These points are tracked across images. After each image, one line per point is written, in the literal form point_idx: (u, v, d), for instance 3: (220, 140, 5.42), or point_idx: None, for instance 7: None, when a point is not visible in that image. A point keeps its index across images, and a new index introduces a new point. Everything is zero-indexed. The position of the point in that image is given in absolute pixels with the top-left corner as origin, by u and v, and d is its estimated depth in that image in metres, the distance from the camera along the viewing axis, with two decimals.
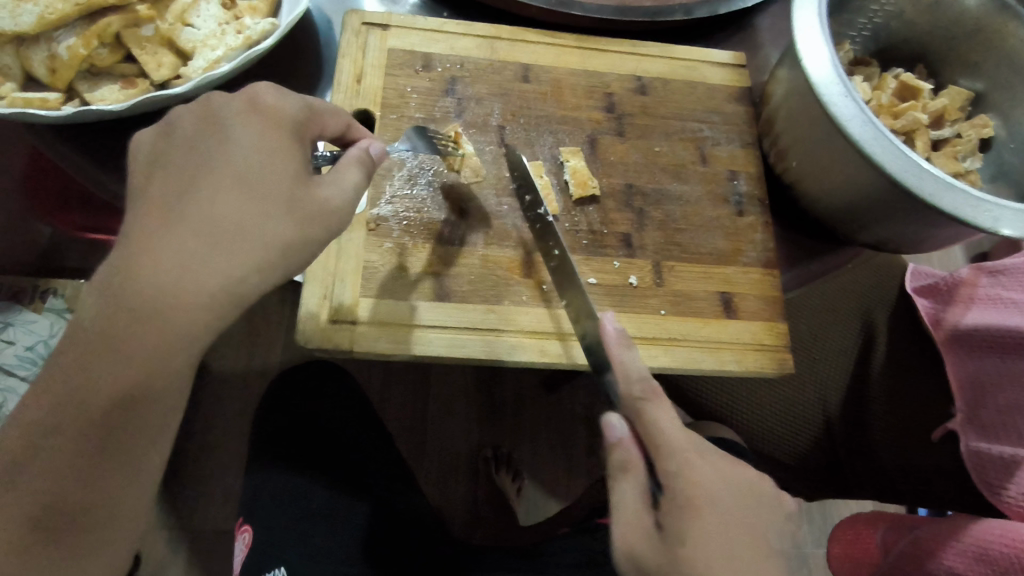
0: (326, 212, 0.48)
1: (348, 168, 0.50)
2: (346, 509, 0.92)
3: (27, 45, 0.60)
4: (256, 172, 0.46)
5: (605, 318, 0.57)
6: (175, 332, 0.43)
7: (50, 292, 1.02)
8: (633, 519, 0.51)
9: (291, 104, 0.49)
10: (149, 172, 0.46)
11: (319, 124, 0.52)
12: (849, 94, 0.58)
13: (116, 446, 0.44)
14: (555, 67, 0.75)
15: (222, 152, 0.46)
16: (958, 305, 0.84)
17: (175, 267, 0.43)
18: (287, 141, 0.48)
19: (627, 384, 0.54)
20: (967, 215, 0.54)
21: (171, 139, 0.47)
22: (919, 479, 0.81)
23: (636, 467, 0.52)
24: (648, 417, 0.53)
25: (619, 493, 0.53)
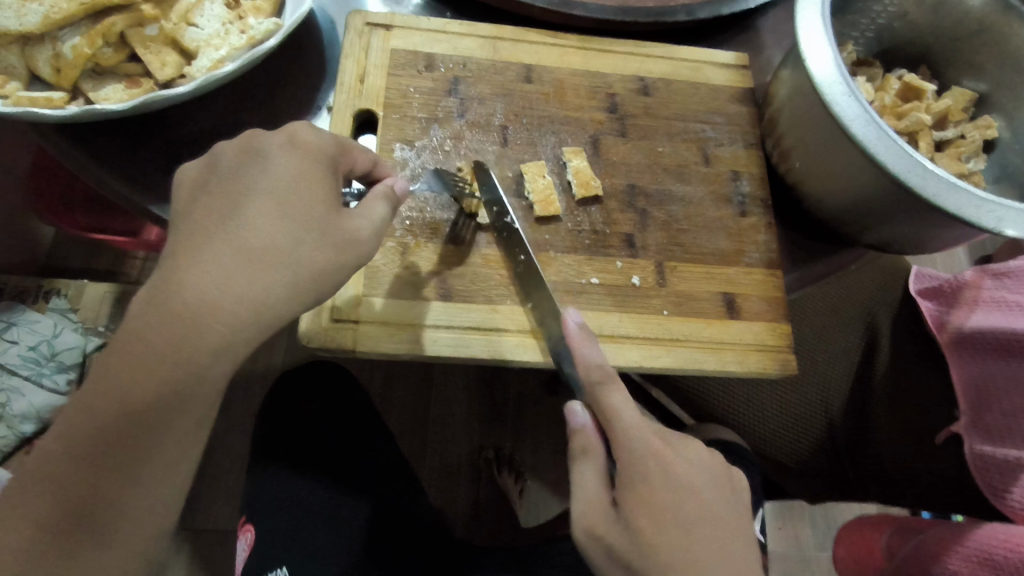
0: (355, 241, 0.49)
1: (373, 204, 0.51)
2: (350, 509, 0.92)
3: (32, 45, 0.60)
4: (293, 202, 0.47)
5: (567, 313, 0.60)
6: (195, 337, 0.44)
7: (53, 293, 1.02)
8: (594, 502, 0.52)
9: (326, 140, 0.51)
10: (194, 195, 0.47)
11: (349, 157, 0.54)
12: (852, 94, 0.58)
13: (131, 450, 0.44)
14: (558, 67, 0.75)
15: (257, 179, 0.47)
16: (962, 307, 0.83)
17: (213, 285, 0.44)
18: (324, 175, 0.49)
19: (585, 371, 0.56)
20: (970, 215, 0.54)
21: (211, 169, 0.48)
22: (923, 484, 0.80)
23: (595, 451, 0.54)
24: (607, 402, 0.54)
25: (579, 475, 0.54)
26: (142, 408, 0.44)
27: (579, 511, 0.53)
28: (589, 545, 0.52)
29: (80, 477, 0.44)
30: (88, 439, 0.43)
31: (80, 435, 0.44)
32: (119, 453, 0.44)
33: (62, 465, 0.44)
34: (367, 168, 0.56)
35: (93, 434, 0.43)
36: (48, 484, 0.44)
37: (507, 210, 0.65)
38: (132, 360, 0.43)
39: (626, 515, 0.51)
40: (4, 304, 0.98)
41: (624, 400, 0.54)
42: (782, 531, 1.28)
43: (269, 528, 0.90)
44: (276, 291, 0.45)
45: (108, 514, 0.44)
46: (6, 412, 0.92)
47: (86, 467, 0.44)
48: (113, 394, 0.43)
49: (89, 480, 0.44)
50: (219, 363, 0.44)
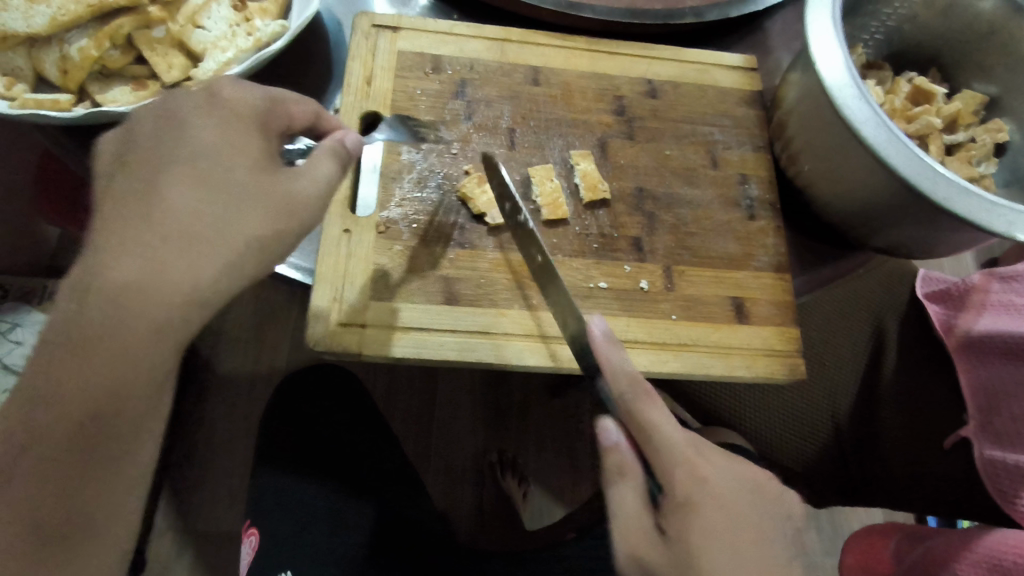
0: (297, 204, 0.48)
1: (321, 161, 0.50)
2: (354, 513, 0.92)
3: (39, 47, 0.60)
4: (213, 166, 0.46)
5: (592, 321, 0.57)
6: (155, 325, 0.44)
7: (59, 294, 1.00)
8: (635, 523, 0.51)
9: (252, 96, 0.49)
10: (115, 178, 0.46)
11: (285, 112, 0.51)
12: (862, 97, 0.57)
13: (111, 442, 0.46)
14: (565, 69, 0.75)
15: (174, 147, 0.46)
16: (970, 311, 0.82)
17: (147, 262, 0.43)
18: (249, 137, 0.48)
19: (616, 384, 0.54)
20: (980, 219, 0.53)
21: (134, 138, 0.47)
22: (931, 489, 0.79)
23: (632, 468, 0.52)
24: (645, 419, 0.53)
25: (617, 498, 0.52)
26: (122, 403, 0.45)
27: (619, 533, 0.51)
28: (630, 568, 0.51)
29: (61, 470, 0.45)
30: (61, 432, 0.44)
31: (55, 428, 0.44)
32: (99, 446, 0.45)
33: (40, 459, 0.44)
34: (309, 120, 0.53)
35: (70, 429, 0.44)
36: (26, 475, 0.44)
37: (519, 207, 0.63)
38: (102, 356, 0.43)
39: (671, 536, 0.51)
40: (9, 305, 0.97)
41: (664, 416, 0.53)
42: None
43: (273, 532, 0.89)
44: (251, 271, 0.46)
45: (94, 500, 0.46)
46: None
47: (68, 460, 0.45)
48: (88, 391, 0.44)
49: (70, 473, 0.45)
50: None
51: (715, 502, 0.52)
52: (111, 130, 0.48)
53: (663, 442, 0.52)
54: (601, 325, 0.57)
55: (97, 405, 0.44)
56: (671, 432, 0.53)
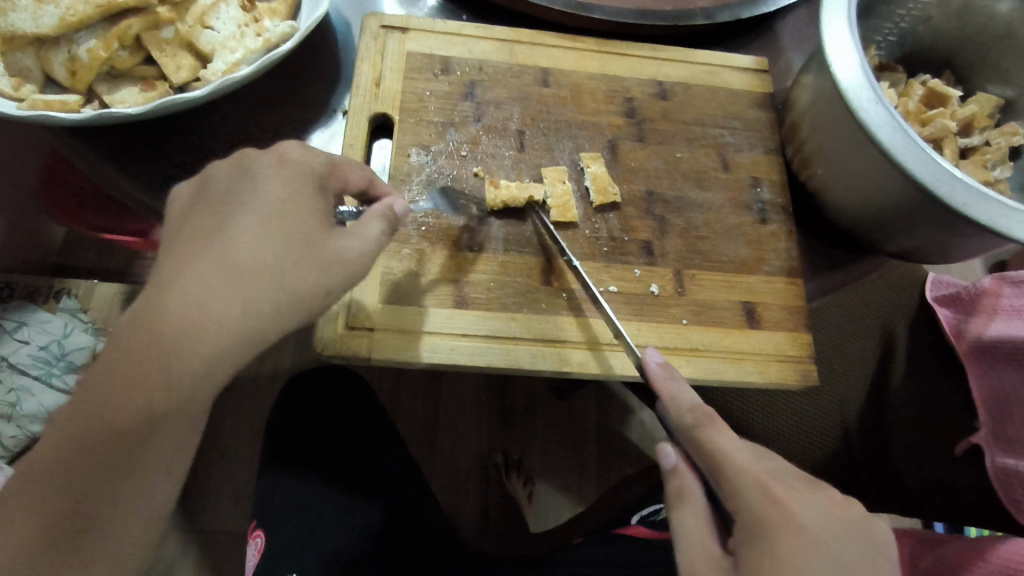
0: (349, 261, 0.48)
1: (370, 222, 0.51)
2: (360, 515, 0.92)
3: (47, 47, 0.59)
4: (276, 221, 0.46)
5: (647, 353, 0.58)
6: (191, 357, 0.42)
7: (64, 293, 1.02)
8: (698, 546, 0.52)
9: (315, 160, 0.50)
10: (176, 225, 0.46)
11: (343, 176, 0.52)
12: (879, 100, 0.57)
13: (124, 460, 0.43)
14: (575, 71, 0.75)
15: (241, 202, 0.46)
16: (981, 316, 0.82)
17: (201, 298, 0.43)
18: (313, 196, 0.48)
19: (677, 414, 0.54)
20: (999, 225, 0.52)
21: (205, 189, 0.47)
22: (944, 499, 0.78)
23: (693, 494, 0.53)
24: (710, 444, 0.51)
25: (680, 524, 0.53)
26: (144, 420, 0.43)
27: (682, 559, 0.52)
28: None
29: (76, 482, 0.43)
30: (79, 445, 0.42)
31: (75, 438, 0.42)
32: (114, 463, 0.43)
33: (57, 472, 0.43)
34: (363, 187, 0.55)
35: (89, 442, 0.42)
36: (40, 486, 0.43)
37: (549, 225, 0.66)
38: (133, 373, 0.42)
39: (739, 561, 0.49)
40: (15, 305, 0.97)
41: (730, 439, 0.51)
42: None
43: (278, 531, 0.89)
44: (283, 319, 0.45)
45: (106, 517, 0.44)
46: (15, 412, 0.93)
47: (83, 475, 0.43)
48: (113, 406, 0.42)
49: (85, 487, 0.43)
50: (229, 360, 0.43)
51: (797, 536, 0.48)
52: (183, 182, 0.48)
53: (727, 465, 0.50)
54: (655, 356, 0.58)
55: (118, 420, 0.42)
56: (741, 458, 0.51)
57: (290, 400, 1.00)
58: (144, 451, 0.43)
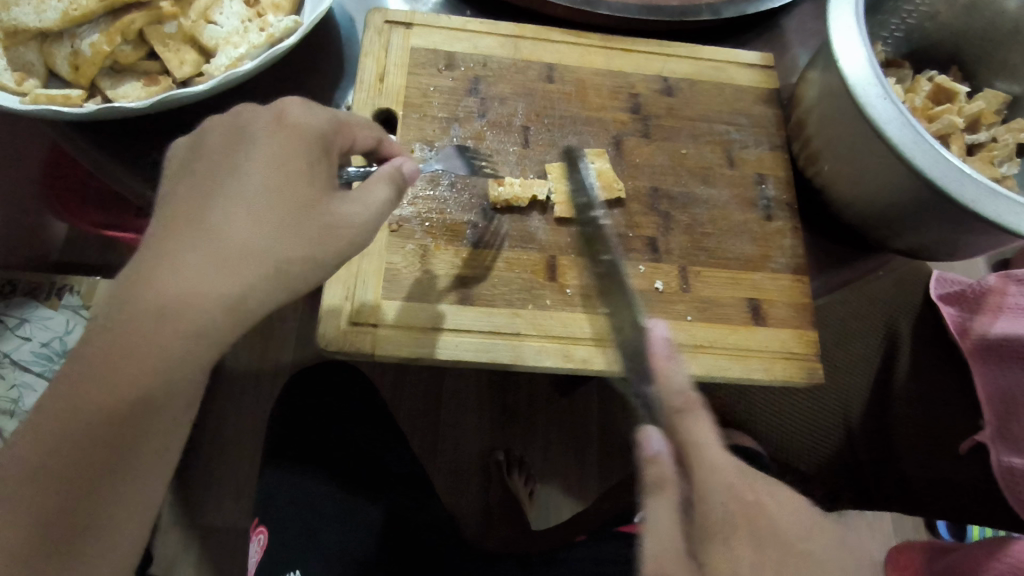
0: (354, 226, 0.48)
1: (376, 185, 0.50)
2: (363, 513, 0.91)
3: (50, 41, 0.59)
4: (279, 182, 0.45)
5: (656, 324, 0.54)
6: (193, 320, 0.41)
7: (67, 290, 1.00)
8: (665, 540, 0.48)
9: (318, 119, 0.49)
10: (171, 184, 0.45)
11: (347, 137, 0.52)
12: (886, 96, 0.56)
13: (121, 449, 0.41)
14: (580, 67, 0.74)
15: (243, 162, 0.46)
16: (985, 314, 0.81)
17: (204, 261, 0.42)
18: (316, 157, 0.48)
19: (667, 396, 0.51)
20: (1007, 222, 0.52)
21: (202, 148, 0.47)
22: (951, 499, 0.78)
23: (672, 486, 0.49)
24: (690, 434, 0.50)
25: (653, 514, 0.49)
26: (143, 404, 0.41)
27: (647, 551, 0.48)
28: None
29: (69, 478, 0.40)
30: (74, 437, 0.40)
31: (67, 430, 0.40)
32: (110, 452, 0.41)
33: (47, 468, 0.40)
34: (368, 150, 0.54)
35: (84, 432, 0.40)
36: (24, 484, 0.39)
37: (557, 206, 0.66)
38: (132, 352, 0.40)
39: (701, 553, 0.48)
40: (18, 301, 0.97)
41: (707, 428, 0.50)
42: None
43: (281, 529, 0.89)
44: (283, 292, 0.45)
45: (100, 514, 0.41)
46: (18, 408, 0.92)
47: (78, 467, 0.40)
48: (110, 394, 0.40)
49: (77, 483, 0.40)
50: None
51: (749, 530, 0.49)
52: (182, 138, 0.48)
53: (705, 463, 0.49)
54: (663, 329, 0.55)
55: (115, 406, 0.40)
56: (714, 454, 0.50)
57: (292, 398, 1.00)
58: (142, 438, 0.41)
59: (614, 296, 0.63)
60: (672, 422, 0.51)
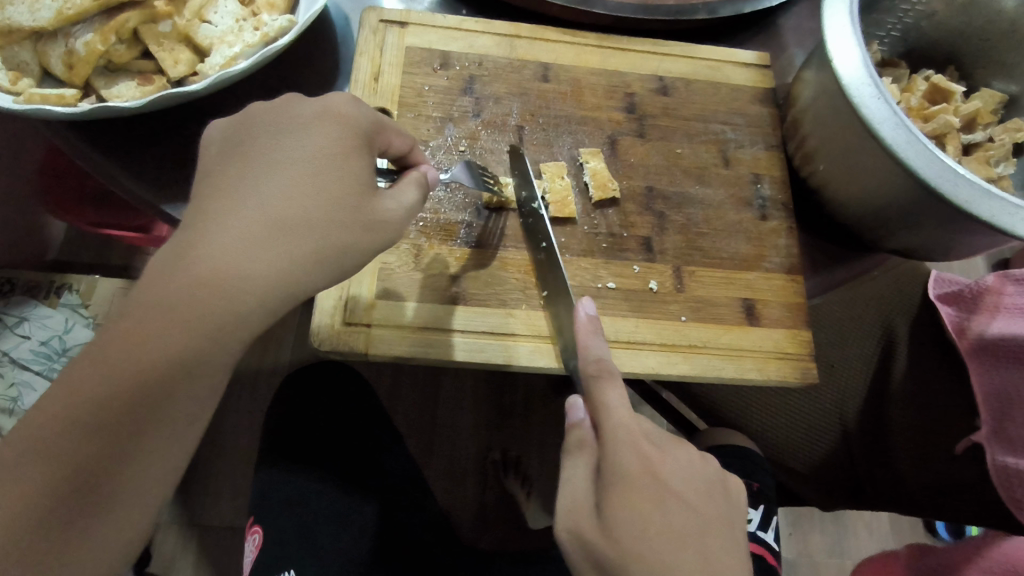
0: (383, 225, 0.48)
1: (406, 187, 0.51)
2: (357, 512, 0.92)
3: (45, 41, 0.59)
4: (319, 173, 0.45)
5: (581, 303, 0.59)
6: (222, 305, 0.41)
7: (65, 289, 1.01)
8: (580, 499, 0.50)
9: (361, 115, 0.49)
10: (211, 166, 0.45)
11: (387, 137, 0.51)
12: (880, 96, 0.56)
13: (127, 441, 0.41)
14: (575, 66, 0.74)
15: (285, 151, 0.46)
16: (984, 313, 0.82)
17: (240, 246, 0.42)
18: (358, 149, 0.47)
19: (583, 361, 0.56)
20: (1004, 223, 0.52)
21: (242, 132, 0.47)
22: (944, 499, 0.78)
23: (589, 444, 0.52)
24: (603, 399, 0.53)
25: (569, 471, 0.52)
26: (150, 394, 0.41)
27: (561, 506, 0.50)
28: (571, 546, 0.49)
29: (70, 471, 0.40)
30: (78, 428, 0.40)
31: (72, 425, 0.40)
32: (115, 444, 0.41)
33: (50, 460, 0.40)
34: (404, 151, 0.54)
35: (90, 424, 0.40)
36: (28, 476, 0.39)
37: (533, 195, 0.64)
38: (148, 339, 0.40)
39: (609, 512, 0.48)
40: (16, 300, 0.97)
41: (618, 395, 0.53)
42: (791, 537, 1.23)
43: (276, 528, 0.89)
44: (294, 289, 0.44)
45: (102, 508, 0.41)
46: (17, 406, 0.92)
47: (81, 459, 0.40)
48: (117, 385, 0.40)
49: (79, 476, 0.40)
50: (225, 348, 0.42)
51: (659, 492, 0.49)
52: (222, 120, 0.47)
53: (613, 425, 0.51)
54: (589, 309, 0.59)
55: (121, 406, 0.40)
56: (623, 413, 0.52)
57: (286, 395, 1.00)
58: (148, 431, 0.41)
59: (549, 279, 0.64)
60: (590, 388, 0.54)
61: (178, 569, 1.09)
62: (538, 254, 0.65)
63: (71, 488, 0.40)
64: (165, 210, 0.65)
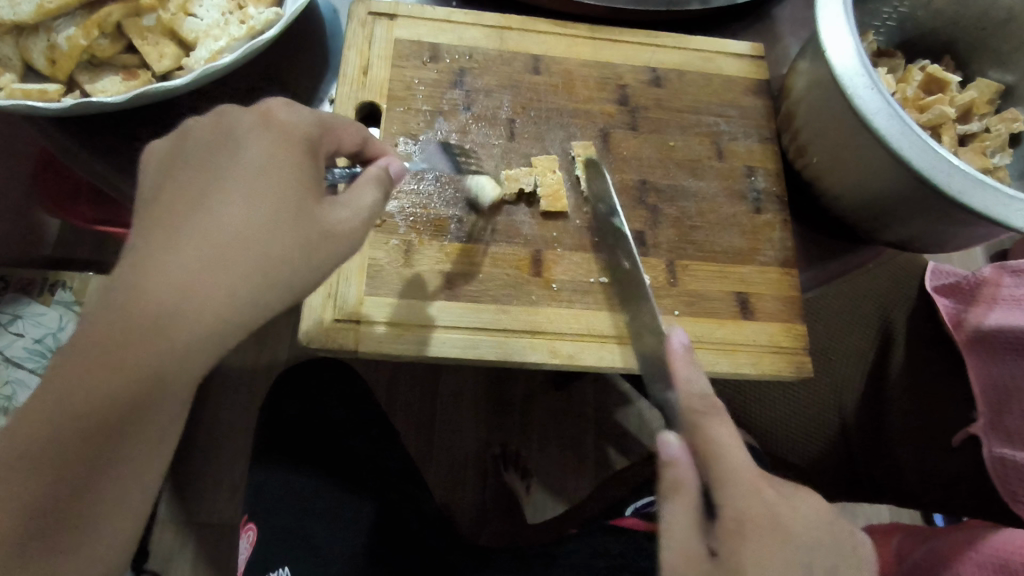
0: (343, 231, 0.46)
1: (364, 190, 0.48)
2: (351, 509, 0.91)
3: (25, 35, 0.58)
4: (283, 181, 0.45)
5: (674, 332, 0.55)
6: (210, 313, 0.41)
7: (59, 286, 0.99)
8: (686, 545, 0.47)
9: (306, 119, 0.48)
10: (173, 181, 0.44)
11: (335, 137, 0.51)
12: (874, 86, 0.55)
13: (111, 449, 0.40)
14: (566, 58, 0.73)
15: (246, 161, 0.45)
16: (980, 305, 0.79)
17: (219, 254, 0.42)
18: (306, 153, 0.47)
19: (687, 398, 0.52)
20: (998, 214, 0.51)
21: (194, 145, 0.46)
22: (943, 492, 0.76)
23: (688, 487, 0.48)
24: (712, 435, 0.50)
25: (668, 516, 0.48)
26: (132, 401, 0.40)
27: (668, 559, 0.47)
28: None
29: (50, 481, 0.39)
30: (58, 438, 0.39)
31: (55, 432, 0.39)
32: (99, 451, 0.40)
33: (28, 470, 0.38)
34: (358, 146, 0.54)
35: (70, 433, 0.39)
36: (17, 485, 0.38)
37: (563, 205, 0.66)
38: (134, 348, 0.39)
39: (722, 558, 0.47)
40: (10, 297, 0.96)
41: (730, 435, 0.50)
42: None
43: (269, 526, 0.90)
44: (272, 291, 0.43)
45: (86, 516, 0.40)
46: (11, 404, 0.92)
47: (69, 468, 0.39)
48: (95, 393, 0.39)
49: (59, 485, 0.39)
50: (205, 355, 0.41)
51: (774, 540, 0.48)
52: (161, 139, 0.46)
53: (724, 471, 0.49)
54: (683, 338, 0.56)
55: (107, 410, 0.39)
56: (738, 453, 0.50)
57: (274, 403, 1.00)
58: (138, 430, 0.40)
59: (631, 301, 0.63)
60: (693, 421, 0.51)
61: (174, 569, 1.08)
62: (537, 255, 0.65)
63: (52, 497, 0.39)
64: None
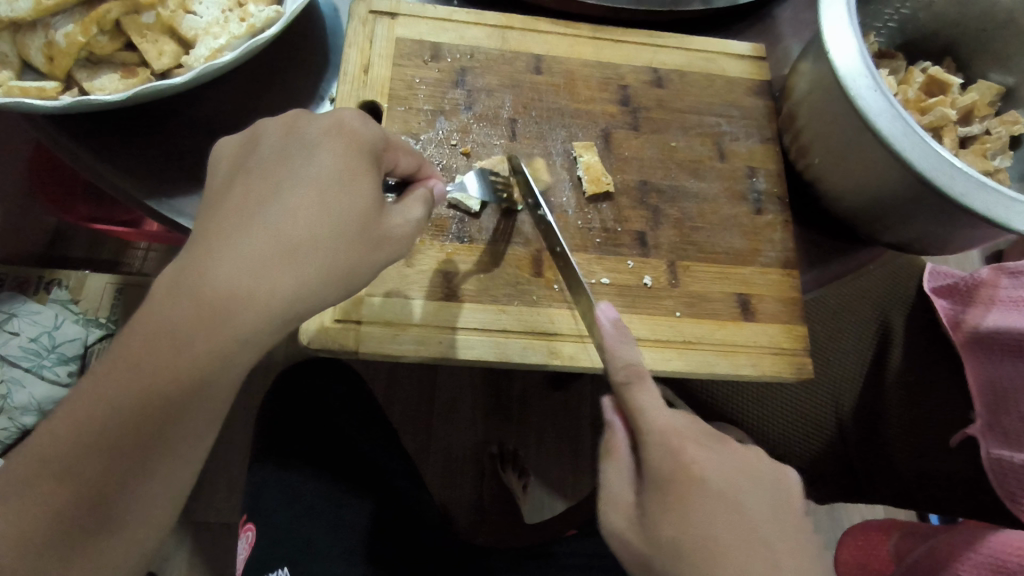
0: (392, 242, 0.47)
1: (413, 205, 0.50)
2: (350, 509, 0.90)
3: (23, 32, 0.58)
4: (344, 188, 0.44)
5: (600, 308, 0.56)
6: (247, 316, 0.40)
7: (55, 284, 1.00)
8: (619, 505, 0.52)
9: (374, 129, 0.48)
10: (231, 178, 0.44)
11: (394, 154, 0.50)
12: (876, 88, 0.55)
13: (131, 476, 0.39)
14: (568, 58, 0.73)
15: (307, 166, 0.44)
16: (979, 306, 0.78)
17: (265, 258, 0.41)
18: (369, 165, 0.46)
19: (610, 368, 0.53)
20: (998, 215, 0.51)
21: (262, 144, 0.45)
22: (940, 493, 0.76)
23: (620, 449, 0.54)
24: (634, 403, 0.51)
25: (609, 478, 0.53)
26: (159, 422, 0.39)
27: (610, 515, 0.52)
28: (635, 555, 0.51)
29: (70, 504, 0.38)
30: (78, 462, 0.38)
31: (82, 444, 0.38)
32: (115, 481, 0.39)
33: (44, 494, 0.38)
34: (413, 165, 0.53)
35: (84, 457, 0.38)
36: (44, 498, 0.38)
37: (539, 204, 0.61)
38: (167, 354, 0.39)
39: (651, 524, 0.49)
40: (6, 295, 0.95)
41: (651, 396, 0.52)
42: None
43: (267, 526, 0.88)
44: (309, 303, 0.43)
45: (107, 533, 0.39)
46: (5, 403, 0.90)
47: (92, 480, 0.38)
48: (123, 405, 0.39)
49: (78, 510, 0.38)
50: (234, 367, 0.40)
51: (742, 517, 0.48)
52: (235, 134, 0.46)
53: (660, 446, 0.50)
54: (609, 312, 0.57)
55: (135, 421, 0.39)
56: (662, 417, 0.51)
57: (275, 404, 0.99)
58: (164, 442, 0.40)
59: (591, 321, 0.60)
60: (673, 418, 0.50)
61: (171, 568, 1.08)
62: (540, 255, 0.65)
63: (75, 520, 0.38)
64: (148, 204, 0.63)
